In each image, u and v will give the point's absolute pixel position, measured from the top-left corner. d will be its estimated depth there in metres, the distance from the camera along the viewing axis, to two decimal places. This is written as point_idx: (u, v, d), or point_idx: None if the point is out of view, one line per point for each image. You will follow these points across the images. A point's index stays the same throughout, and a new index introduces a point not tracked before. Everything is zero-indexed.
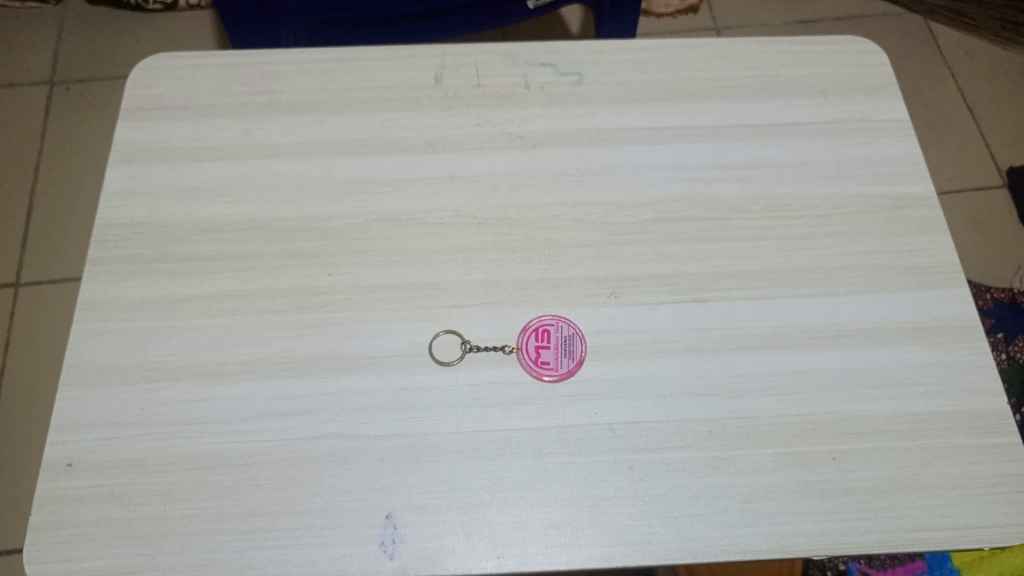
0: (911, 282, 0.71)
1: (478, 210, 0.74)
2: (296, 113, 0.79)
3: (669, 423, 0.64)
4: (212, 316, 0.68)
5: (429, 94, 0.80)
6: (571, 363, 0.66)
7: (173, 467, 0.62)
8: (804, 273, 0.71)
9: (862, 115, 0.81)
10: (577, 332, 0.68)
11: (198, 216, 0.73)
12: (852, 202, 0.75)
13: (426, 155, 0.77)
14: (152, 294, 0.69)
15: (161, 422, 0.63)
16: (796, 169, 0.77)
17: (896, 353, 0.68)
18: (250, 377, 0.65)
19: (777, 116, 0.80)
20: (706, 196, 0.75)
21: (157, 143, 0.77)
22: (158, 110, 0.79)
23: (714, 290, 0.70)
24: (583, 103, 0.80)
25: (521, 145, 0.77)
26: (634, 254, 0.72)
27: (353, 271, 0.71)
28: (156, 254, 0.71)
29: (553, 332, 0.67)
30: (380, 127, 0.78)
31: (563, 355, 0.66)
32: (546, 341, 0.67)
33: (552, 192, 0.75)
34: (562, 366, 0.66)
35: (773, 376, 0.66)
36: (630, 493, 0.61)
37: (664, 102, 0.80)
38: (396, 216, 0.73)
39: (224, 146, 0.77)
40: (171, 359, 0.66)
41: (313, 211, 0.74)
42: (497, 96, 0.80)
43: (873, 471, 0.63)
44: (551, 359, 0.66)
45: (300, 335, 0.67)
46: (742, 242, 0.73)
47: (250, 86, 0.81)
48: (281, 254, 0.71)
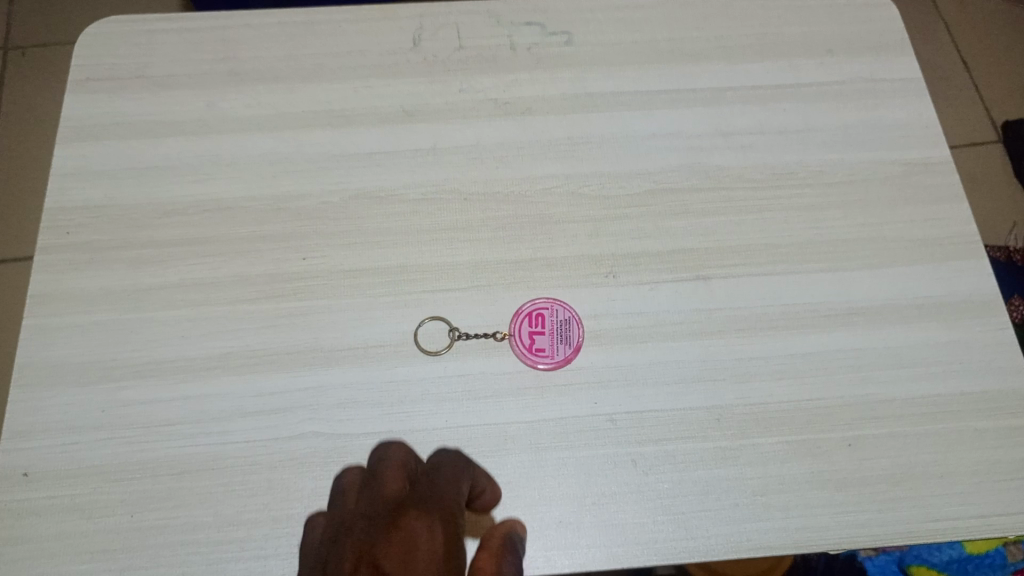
0: (927, 254, 0.67)
1: (462, 184, 0.68)
2: (263, 82, 0.73)
3: (672, 412, 0.60)
4: (177, 307, 0.63)
5: (406, 59, 0.74)
6: (567, 351, 0.62)
7: (139, 475, 0.57)
8: (812, 247, 0.67)
9: (871, 75, 0.75)
10: (572, 316, 0.63)
11: (158, 197, 0.67)
12: (863, 169, 0.71)
13: (405, 125, 0.71)
14: (111, 284, 0.64)
15: (125, 425, 0.59)
16: (802, 134, 0.72)
17: (913, 332, 0.63)
18: (220, 375, 0.60)
19: (781, 77, 0.75)
20: (707, 164, 0.70)
21: (111, 118, 0.71)
22: (111, 82, 0.72)
23: (718, 266, 0.66)
24: (573, 66, 0.74)
25: (507, 113, 0.72)
26: (632, 229, 0.67)
27: (330, 254, 0.65)
28: (114, 240, 0.66)
29: (547, 317, 0.63)
30: (354, 96, 0.72)
31: (558, 342, 0.62)
32: (539, 327, 0.62)
33: (542, 164, 0.69)
34: (558, 353, 0.61)
35: (783, 359, 0.62)
36: (633, 489, 0.58)
37: (661, 64, 0.75)
38: (374, 193, 0.68)
39: (184, 120, 0.71)
40: (133, 356, 0.61)
41: (284, 189, 0.68)
42: (480, 59, 0.74)
43: (889, 459, 0.59)
44: (546, 346, 0.62)
45: (275, 326, 0.62)
46: (747, 215, 0.68)
47: (212, 52, 0.74)
48: (250, 237, 0.66)
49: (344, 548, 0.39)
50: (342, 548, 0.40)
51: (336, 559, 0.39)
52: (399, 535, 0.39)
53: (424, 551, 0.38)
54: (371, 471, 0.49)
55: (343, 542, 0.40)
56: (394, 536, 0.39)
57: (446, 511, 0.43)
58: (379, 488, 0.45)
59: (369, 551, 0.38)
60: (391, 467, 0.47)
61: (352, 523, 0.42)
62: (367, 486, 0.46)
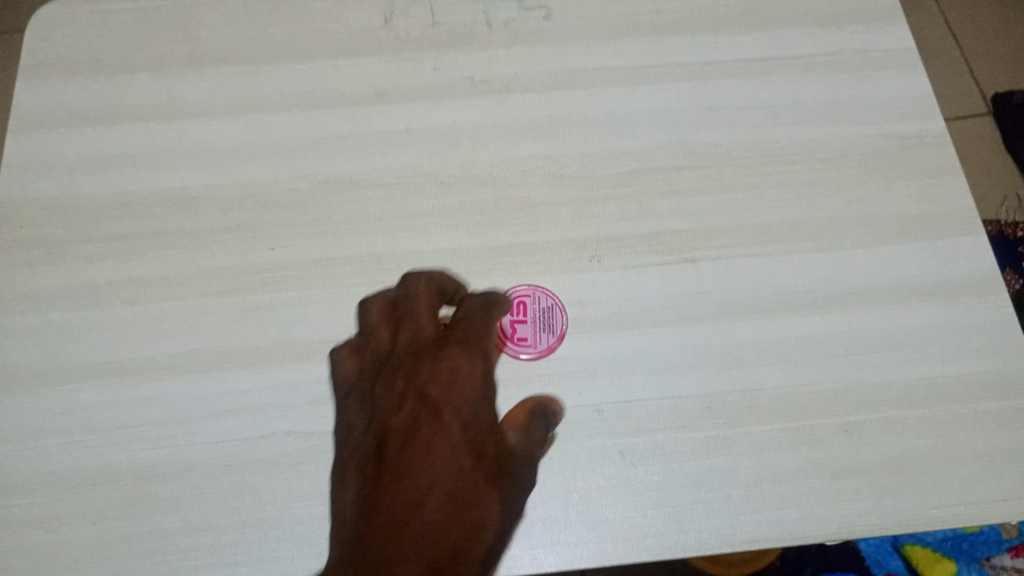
0: (923, 231, 0.64)
1: (438, 168, 0.65)
2: (226, 65, 0.69)
3: (661, 401, 0.57)
4: (139, 304, 0.60)
5: (377, 37, 0.71)
6: (550, 340, 0.59)
7: (102, 481, 0.54)
8: (804, 225, 0.64)
9: (863, 45, 0.72)
10: (555, 303, 0.60)
11: (117, 188, 0.64)
12: (855, 143, 0.68)
13: (376, 107, 0.68)
14: (69, 281, 0.61)
15: (86, 429, 0.56)
16: (791, 108, 0.69)
17: (908, 312, 0.61)
18: (185, 374, 0.57)
19: (768, 49, 0.72)
20: (693, 142, 0.67)
21: (66, 105, 0.67)
22: (66, 68, 0.69)
23: (706, 248, 0.63)
24: (552, 42, 0.71)
25: (484, 92, 0.68)
26: (616, 211, 0.64)
27: (299, 244, 0.62)
28: (70, 234, 0.62)
29: (529, 305, 0.60)
30: (323, 77, 0.69)
31: (540, 330, 0.59)
32: (521, 315, 0.59)
33: (521, 145, 0.66)
34: (541, 342, 0.59)
35: (775, 344, 0.60)
36: (621, 483, 0.55)
37: (643, 39, 0.71)
38: (345, 179, 0.65)
39: (144, 106, 0.67)
40: (94, 356, 0.58)
41: (250, 176, 0.65)
42: (455, 37, 0.71)
43: (886, 445, 0.57)
44: (528, 335, 0.59)
45: (242, 321, 0.59)
46: (736, 194, 0.65)
47: (172, 34, 0.70)
48: (215, 228, 0.63)
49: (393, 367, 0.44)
50: (391, 387, 0.44)
51: (388, 394, 0.43)
52: (445, 369, 0.43)
53: (468, 389, 0.43)
54: (398, 304, 0.49)
55: (392, 379, 0.44)
56: (440, 381, 0.43)
57: (482, 352, 0.45)
58: (412, 324, 0.47)
59: (419, 384, 0.43)
60: (420, 310, 0.47)
61: (392, 356, 0.45)
62: (398, 323, 0.47)
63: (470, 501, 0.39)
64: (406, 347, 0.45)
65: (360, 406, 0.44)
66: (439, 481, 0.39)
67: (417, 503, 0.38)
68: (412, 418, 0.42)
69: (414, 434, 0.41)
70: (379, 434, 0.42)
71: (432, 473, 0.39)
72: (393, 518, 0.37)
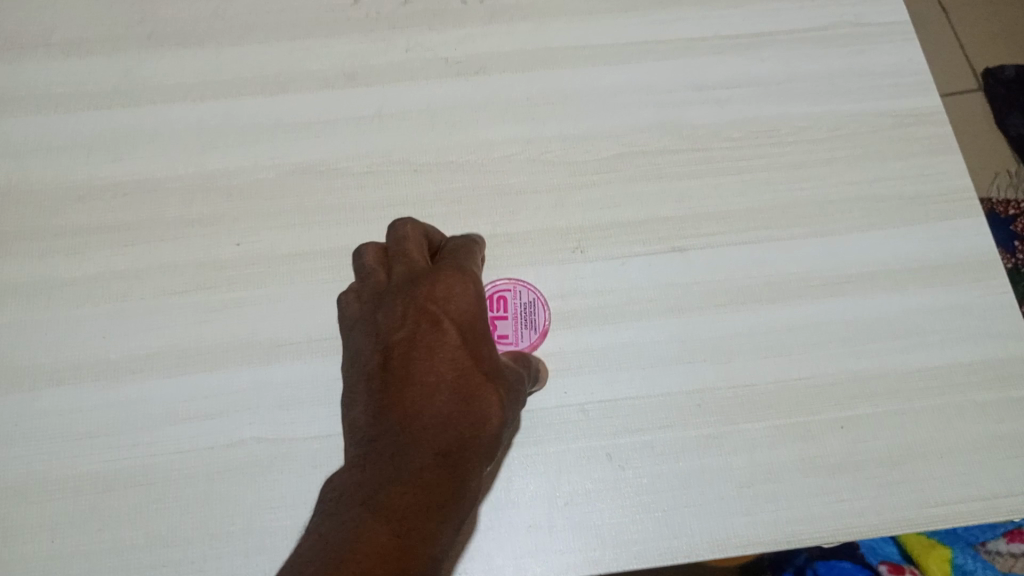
0: (921, 212, 0.61)
1: (412, 154, 0.62)
2: (185, 46, 0.65)
3: (650, 399, 0.55)
4: (95, 304, 0.56)
5: (346, 15, 0.67)
6: (532, 337, 0.56)
7: (58, 494, 0.51)
8: (797, 209, 0.61)
9: (857, 17, 0.69)
10: (538, 298, 0.57)
11: (70, 180, 0.60)
12: (850, 122, 0.65)
13: (346, 89, 0.64)
14: (21, 280, 0.57)
15: (41, 439, 0.52)
16: (782, 85, 0.66)
17: (907, 300, 0.58)
18: (147, 378, 0.54)
19: (758, 23, 0.68)
20: (680, 122, 0.64)
21: (14, 91, 0.63)
22: (13, 51, 0.65)
23: (695, 236, 0.60)
24: (531, 18, 0.67)
25: (460, 72, 0.65)
26: (600, 198, 0.61)
27: (266, 238, 0.59)
28: (21, 230, 0.59)
29: (510, 300, 0.57)
30: (289, 58, 0.65)
31: (522, 327, 0.56)
32: (501, 311, 0.57)
33: (499, 128, 0.63)
34: (522, 340, 0.56)
35: (768, 335, 0.57)
36: (609, 486, 0.52)
37: (627, 14, 0.68)
38: (313, 167, 0.61)
39: (97, 91, 0.63)
40: (48, 360, 0.55)
41: (212, 165, 0.61)
42: (428, 13, 0.67)
43: (885, 440, 0.54)
44: (509, 333, 0.56)
45: (206, 320, 0.56)
46: (726, 177, 0.62)
47: (127, 14, 0.66)
48: (176, 221, 0.59)
49: (392, 298, 0.46)
50: (390, 307, 0.45)
51: (388, 315, 0.45)
52: (440, 285, 0.44)
53: (462, 309, 0.44)
54: (389, 245, 0.49)
55: (389, 302, 0.45)
56: (437, 307, 0.44)
57: (470, 274, 0.46)
58: (406, 258, 0.47)
59: (418, 309, 0.44)
60: (411, 247, 0.48)
61: (391, 287, 0.47)
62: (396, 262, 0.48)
63: (471, 398, 0.41)
64: (402, 280, 0.46)
65: (365, 326, 0.47)
66: (440, 382, 0.41)
67: (420, 400, 0.41)
68: (412, 329, 0.43)
69: (415, 342, 0.43)
70: (384, 352, 0.44)
71: (434, 375, 0.42)
72: (405, 432, 0.40)
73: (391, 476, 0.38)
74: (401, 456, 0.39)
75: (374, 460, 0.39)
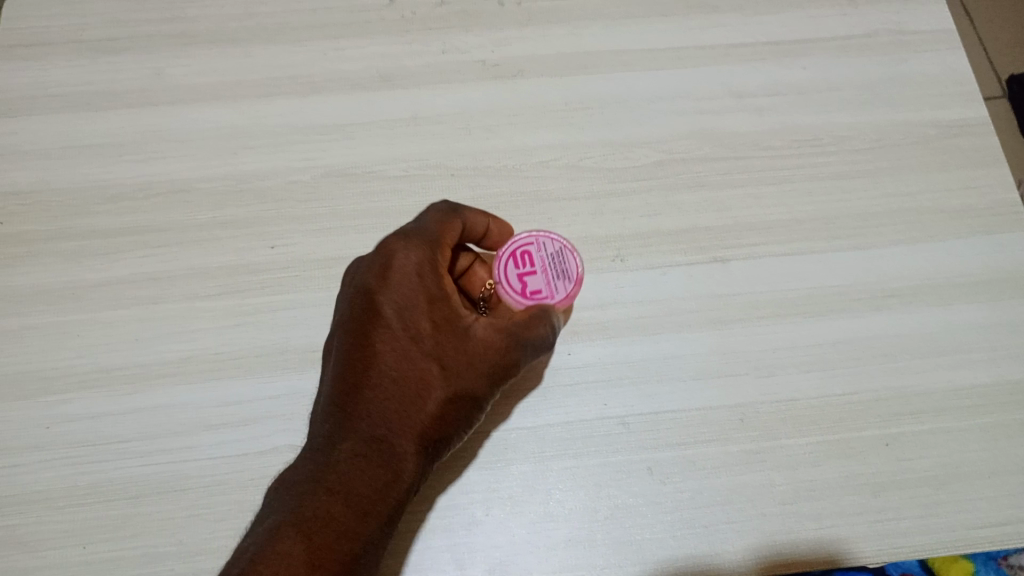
0: (966, 226, 0.60)
1: (448, 158, 0.61)
2: (216, 45, 0.64)
3: (691, 412, 0.54)
4: (126, 306, 0.55)
5: (380, 16, 0.66)
6: (568, 286, 0.49)
7: (88, 500, 0.50)
8: (840, 221, 0.60)
9: (899, 25, 0.68)
10: (563, 244, 0.50)
11: (101, 180, 0.59)
12: (892, 132, 0.64)
13: (380, 91, 0.63)
14: (50, 281, 0.56)
15: (71, 443, 0.51)
16: (823, 93, 0.64)
17: (952, 315, 0.57)
18: (178, 383, 0.53)
19: (798, 30, 0.67)
20: (719, 130, 0.63)
21: (44, 88, 0.62)
22: (43, 47, 0.64)
23: (736, 246, 0.59)
24: (567, 21, 0.66)
25: (496, 76, 0.64)
26: (639, 206, 0.60)
27: (300, 241, 0.58)
28: (51, 231, 0.58)
29: (534, 253, 0.50)
30: (322, 59, 0.64)
31: (554, 279, 0.49)
32: (527, 267, 0.49)
33: (536, 133, 0.62)
34: (558, 292, 0.49)
35: (810, 349, 0.56)
36: (649, 501, 0.51)
37: (665, 18, 0.67)
38: (348, 170, 0.60)
39: (129, 90, 0.62)
40: (78, 364, 0.54)
41: (244, 167, 0.60)
42: (463, 15, 0.66)
43: (931, 459, 0.53)
44: (542, 287, 0.49)
45: (239, 325, 0.55)
46: (767, 187, 0.61)
47: (158, 11, 0.65)
48: (209, 223, 0.58)
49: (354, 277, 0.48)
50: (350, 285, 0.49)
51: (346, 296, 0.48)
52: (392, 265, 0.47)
53: (407, 293, 0.46)
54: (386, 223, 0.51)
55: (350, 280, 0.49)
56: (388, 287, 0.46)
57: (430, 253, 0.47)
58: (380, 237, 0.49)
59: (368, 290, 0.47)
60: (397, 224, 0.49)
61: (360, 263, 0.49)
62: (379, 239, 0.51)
63: (408, 399, 0.45)
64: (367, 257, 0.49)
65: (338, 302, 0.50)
66: (382, 385, 0.45)
67: (358, 398, 0.45)
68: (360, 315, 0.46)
69: (361, 329, 0.46)
70: (338, 334, 0.47)
71: (377, 377, 0.45)
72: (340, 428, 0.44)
73: (316, 476, 0.43)
74: (333, 458, 0.43)
75: (311, 454, 0.44)
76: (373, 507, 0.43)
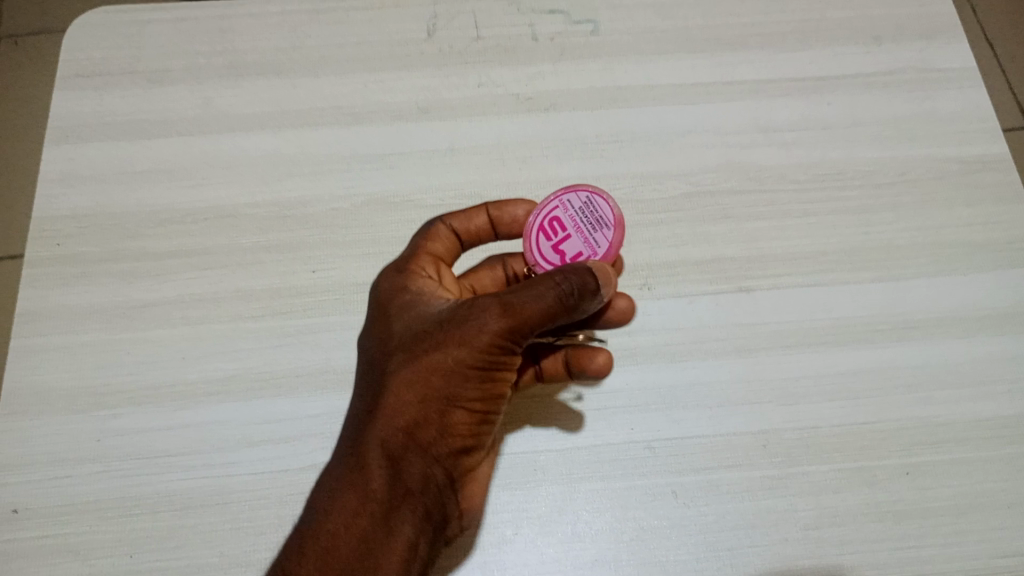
0: (989, 260, 0.61)
1: (483, 188, 0.63)
2: (263, 77, 0.67)
3: (716, 438, 0.55)
4: (175, 326, 0.58)
5: (419, 50, 0.68)
6: (605, 233, 0.51)
7: (137, 511, 0.52)
8: (864, 253, 0.62)
9: (924, 63, 0.69)
10: (587, 194, 0.52)
11: (152, 204, 0.62)
12: (916, 167, 0.65)
13: (419, 123, 0.65)
14: (104, 300, 0.59)
15: (121, 456, 0.54)
16: (848, 129, 0.66)
17: (975, 347, 0.58)
18: (223, 400, 0.56)
19: (825, 66, 0.69)
20: (746, 164, 0.65)
21: (100, 117, 0.65)
22: (100, 77, 0.67)
23: (762, 277, 0.60)
24: (599, 57, 0.69)
25: (530, 109, 0.66)
26: (667, 236, 0.62)
27: (341, 266, 0.60)
28: (105, 252, 0.61)
29: (563, 215, 0.52)
30: (364, 91, 0.67)
31: (590, 232, 0.51)
32: (561, 232, 0.52)
33: (568, 164, 0.64)
34: (599, 243, 0.51)
35: (834, 378, 0.57)
36: (675, 523, 0.53)
37: (694, 54, 0.69)
38: (387, 199, 0.63)
39: (180, 119, 0.65)
40: (129, 380, 0.56)
41: (288, 194, 0.63)
42: (498, 50, 0.69)
43: (954, 488, 0.54)
44: (581, 245, 0.51)
45: (282, 345, 0.57)
46: (793, 219, 0.63)
47: (208, 44, 0.69)
48: (254, 247, 0.61)
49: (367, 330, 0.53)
50: None
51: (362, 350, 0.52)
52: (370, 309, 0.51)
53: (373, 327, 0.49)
54: None
55: None
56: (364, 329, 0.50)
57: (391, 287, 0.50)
58: None
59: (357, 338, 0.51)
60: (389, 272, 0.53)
61: None
62: None
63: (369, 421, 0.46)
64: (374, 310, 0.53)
65: None
66: (354, 417, 0.47)
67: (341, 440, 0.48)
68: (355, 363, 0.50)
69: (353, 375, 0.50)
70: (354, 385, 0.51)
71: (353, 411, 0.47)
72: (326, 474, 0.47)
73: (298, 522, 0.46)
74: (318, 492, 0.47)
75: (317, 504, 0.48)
76: (331, 537, 0.44)
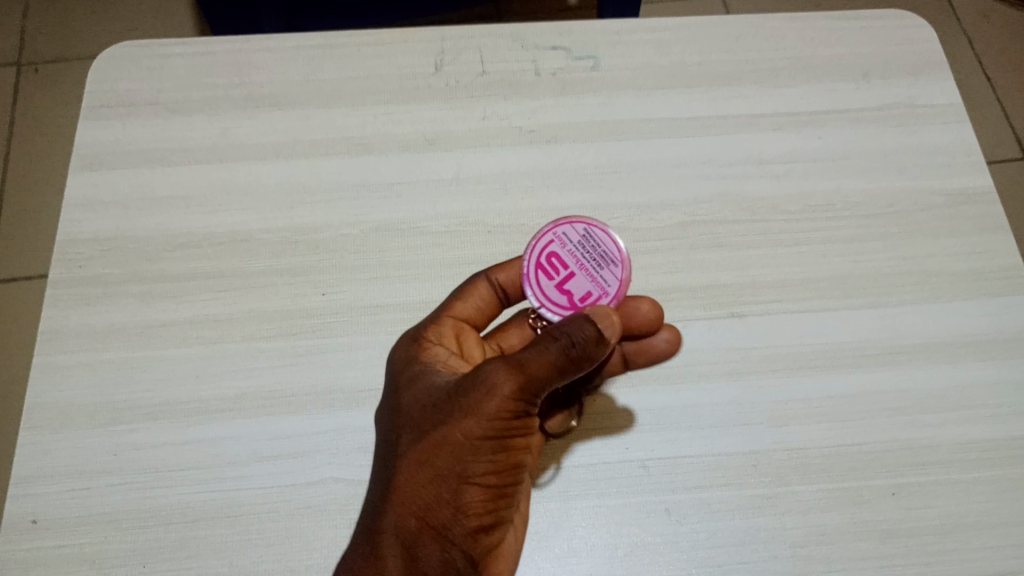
0: (973, 289, 0.64)
1: (486, 216, 0.66)
2: (278, 108, 0.70)
3: (707, 458, 0.57)
4: (189, 345, 0.61)
5: (427, 84, 0.72)
6: (612, 269, 0.54)
7: (151, 522, 0.55)
8: (852, 281, 0.64)
9: (911, 99, 0.72)
10: (582, 230, 0.56)
11: (171, 229, 0.65)
12: (903, 199, 0.68)
13: (426, 154, 0.68)
14: (123, 320, 0.62)
15: (137, 469, 0.56)
16: (838, 162, 0.69)
17: (959, 372, 0.60)
18: (235, 417, 0.58)
19: (816, 102, 0.72)
20: (740, 195, 0.67)
21: (122, 145, 0.69)
22: (124, 108, 0.70)
23: (753, 303, 0.63)
24: (599, 91, 0.72)
25: (532, 141, 0.69)
26: (663, 263, 0.64)
27: (349, 289, 0.63)
28: (125, 275, 0.63)
29: (562, 253, 0.55)
30: (374, 123, 0.70)
31: (597, 268, 0.55)
32: (563, 268, 0.55)
33: (568, 193, 0.67)
34: (608, 278, 0.54)
35: (823, 401, 0.59)
36: (667, 540, 0.55)
37: (691, 90, 0.72)
38: (395, 225, 0.65)
39: (198, 148, 0.69)
40: (146, 397, 0.59)
41: (300, 220, 0.66)
42: (503, 84, 0.72)
43: (938, 509, 0.56)
44: (590, 282, 0.55)
45: (291, 365, 0.60)
46: (784, 248, 0.65)
47: (226, 77, 0.72)
48: (267, 270, 0.64)
49: None
50: None
51: None
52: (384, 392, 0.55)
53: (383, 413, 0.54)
54: None
55: None
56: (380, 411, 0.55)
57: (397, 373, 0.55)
58: None
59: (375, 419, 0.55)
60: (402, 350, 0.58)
61: None
62: None
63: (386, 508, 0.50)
64: None
65: None
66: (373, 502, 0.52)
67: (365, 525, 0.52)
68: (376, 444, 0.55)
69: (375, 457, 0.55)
70: None
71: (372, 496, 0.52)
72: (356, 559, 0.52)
73: None
74: None
75: None
76: None
